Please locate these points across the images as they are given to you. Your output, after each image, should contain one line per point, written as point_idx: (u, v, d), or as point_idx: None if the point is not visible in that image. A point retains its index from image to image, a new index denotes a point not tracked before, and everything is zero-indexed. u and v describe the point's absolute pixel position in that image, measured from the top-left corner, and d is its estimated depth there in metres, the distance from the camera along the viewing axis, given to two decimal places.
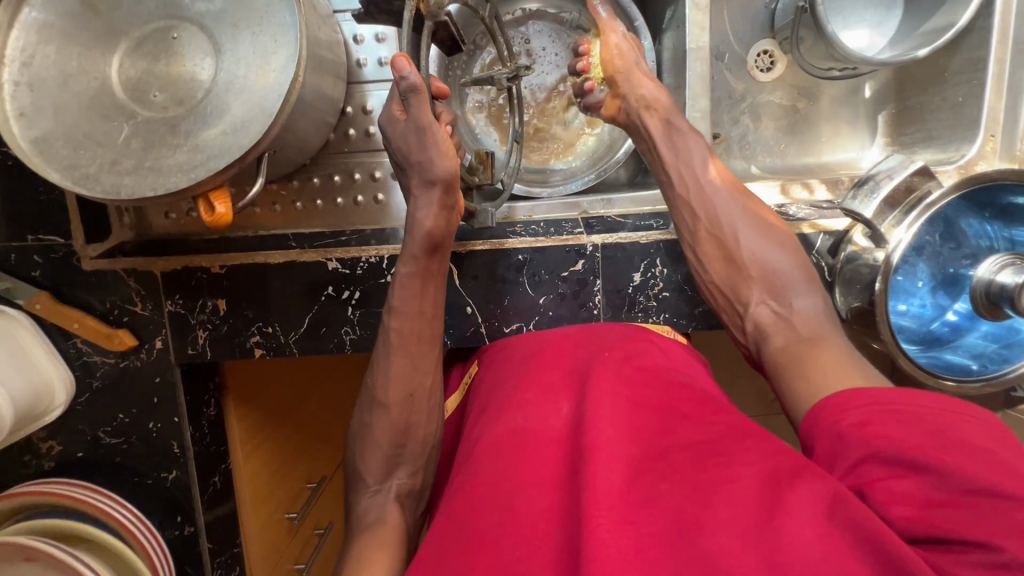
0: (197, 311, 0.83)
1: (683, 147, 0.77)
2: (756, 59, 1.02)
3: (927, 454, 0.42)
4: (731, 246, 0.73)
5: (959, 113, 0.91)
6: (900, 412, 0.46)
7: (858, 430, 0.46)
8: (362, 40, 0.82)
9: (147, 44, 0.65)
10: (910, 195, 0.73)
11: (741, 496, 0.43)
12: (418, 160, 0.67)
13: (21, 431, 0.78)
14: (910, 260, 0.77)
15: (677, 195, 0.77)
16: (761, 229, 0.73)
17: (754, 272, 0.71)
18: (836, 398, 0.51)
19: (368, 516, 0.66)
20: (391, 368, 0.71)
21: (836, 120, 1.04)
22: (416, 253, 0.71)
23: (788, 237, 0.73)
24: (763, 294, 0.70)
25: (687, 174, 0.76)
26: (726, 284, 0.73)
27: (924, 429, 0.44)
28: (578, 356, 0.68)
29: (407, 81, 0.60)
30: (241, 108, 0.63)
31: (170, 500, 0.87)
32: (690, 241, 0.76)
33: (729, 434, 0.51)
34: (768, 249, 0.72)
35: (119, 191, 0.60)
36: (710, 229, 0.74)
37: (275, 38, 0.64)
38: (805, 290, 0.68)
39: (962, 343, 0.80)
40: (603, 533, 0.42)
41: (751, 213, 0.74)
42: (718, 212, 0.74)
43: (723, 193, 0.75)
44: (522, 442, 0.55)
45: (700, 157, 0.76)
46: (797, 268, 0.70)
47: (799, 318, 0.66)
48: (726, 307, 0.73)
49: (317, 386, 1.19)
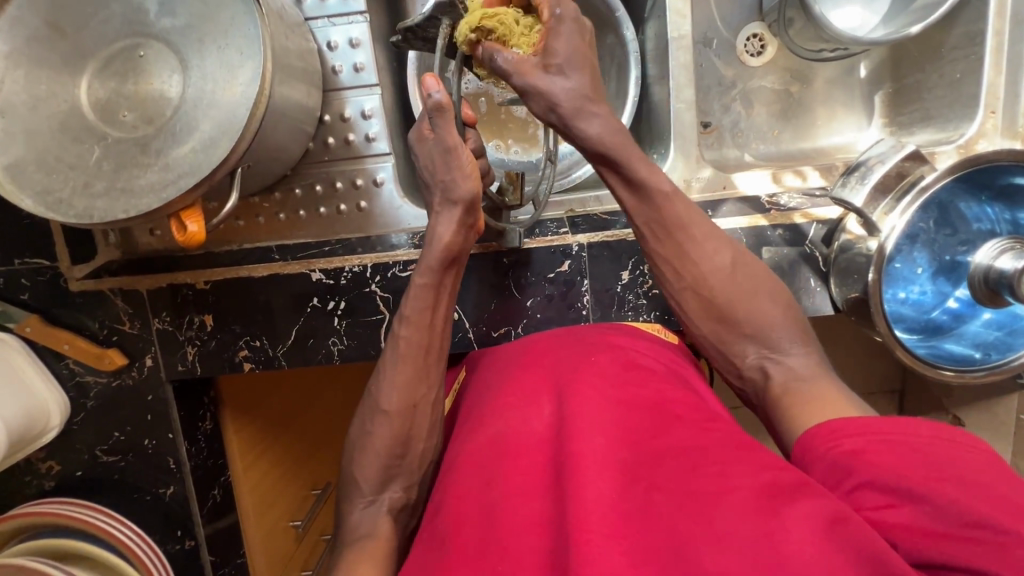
0: (185, 327, 0.83)
1: (653, 207, 0.66)
2: (745, 44, 0.99)
3: (925, 485, 0.39)
4: (720, 303, 0.65)
5: (957, 90, 0.88)
6: (894, 440, 0.43)
7: (851, 458, 0.44)
8: (336, 47, 0.81)
9: (114, 64, 0.64)
10: (902, 180, 0.71)
11: (739, 508, 0.40)
12: (443, 180, 0.67)
13: (15, 457, 0.79)
14: (904, 248, 0.75)
15: (657, 253, 0.68)
16: (750, 279, 0.65)
17: (741, 321, 0.64)
18: (828, 424, 0.48)
19: (358, 529, 0.64)
20: (397, 376, 0.69)
21: (831, 102, 1.01)
22: (433, 264, 0.70)
23: (768, 279, 0.66)
24: (755, 344, 0.63)
25: (667, 230, 0.67)
26: (716, 339, 0.65)
27: (920, 459, 0.41)
28: (564, 357, 0.65)
29: (433, 101, 0.61)
30: (210, 124, 0.62)
31: (170, 515, 0.87)
32: (676, 299, 0.68)
33: (723, 442, 0.49)
34: (757, 302, 0.64)
35: (93, 215, 0.61)
36: (696, 287, 0.66)
37: (240, 51, 0.63)
38: (797, 337, 0.62)
39: (964, 331, 0.77)
40: (595, 551, 0.39)
41: (729, 256, 0.66)
42: (705, 268, 0.66)
43: (712, 248, 0.66)
44: (505, 450, 0.52)
45: (679, 214, 0.66)
46: (783, 313, 0.63)
47: (797, 366, 0.60)
48: (717, 361, 0.66)
49: (315, 396, 1.18)
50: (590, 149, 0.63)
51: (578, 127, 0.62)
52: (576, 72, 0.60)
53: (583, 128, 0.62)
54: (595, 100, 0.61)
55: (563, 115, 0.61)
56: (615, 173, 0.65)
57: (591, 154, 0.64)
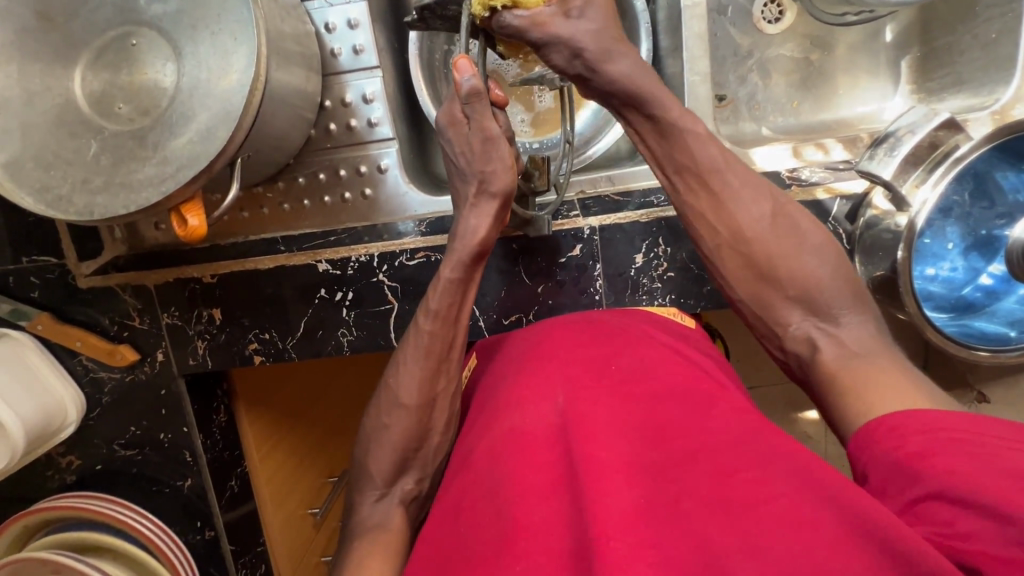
0: (194, 322, 0.83)
1: (681, 150, 0.63)
2: (763, 10, 0.95)
3: (997, 496, 0.36)
4: (762, 263, 0.61)
5: (993, 51, 0.82)
6: (968, 441, 0.41)
7: (917, 461, 0.42)
8: (334, 29, 0.78)
9: (106, 54, 0.62)
10: (934, 151, 0.67)
11: (776, 521, 0.39)
12: (482, 171, 0.65)
13: (34, 454, 0.80)
14: (936, 222, 0.71)
15: (692, 205, 0.64)
16: (792, 233, 0.62)
17: (789, 286, 0.60)
18: (890, 421, 0.47)
19: (368, 522, 0.64)
20: (407, 368, 0.68)
21: (854, 69, 0.96)
22: (464, 258, 0.68)
23: (822, 241, 0.61)
24: (802, 310, 0.60)
25: (702, 181, 0.63)
26: (758, 304, 0.62)
27: (994, 465, 0.39)
28: (586, 344, 0.63)
29: (469, 86, 0.59)
30: (207, 113, 0.60)
31: (190, 506, 0.88)
32: (711, 257, 0.65)
33: (757, 436, 0.47)
34: (802, 261, 0.60)
35: (93, 211, 0.59)
36: (734, 243, 0.63)
37: (233, 36, 0.60)
38: (852, 304, 0.59)
39: (998, 308, 0.74)
40: (619, 560, 0.38)
41: (776, 210, 0.62)
42: (743, 221, 0.62)
43: (750, 198, 0.62)
44: (523, 442, 0.51)
45: (715, 159, 0.62)
46: (836, 278, 0.60)
47: (851, 338, 0.57)
48: (760, 330, 0.63)
49: (329, 384, 1.19)
50: (614, 91, 0.60)
51: (608, 70, 0.59)
52: (596, 15, 0.58)
53: (608, 68, 0.59)
54: (618, 41, 0.59)
55: (590, 60, 0.58)
56: (652, 129, 0.63)
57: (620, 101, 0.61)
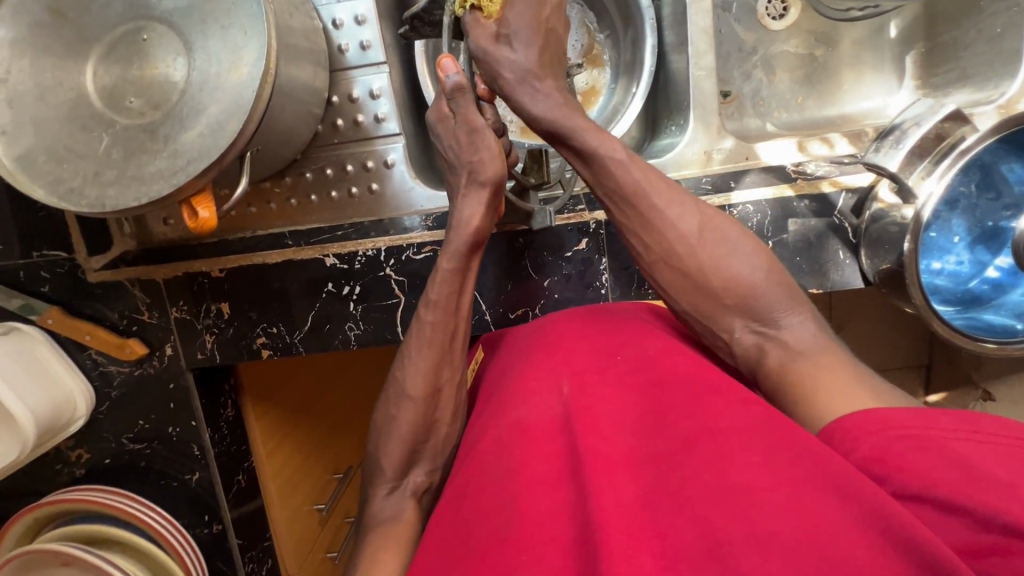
0: (202, 316, 0.83)
1: (608, 174, 0.63)
2: (767, 6, 0.95)
3: (958, 492, 0.36)
4: (695, 275, 0.61)
5: (998, 46, 0.82)
6: (920, 437, 0.41)
7: (874, 464, 0.41)
8: (341, 25, 0.78)
9: (118, 49, 0.63)
10: (941, 142, 0.67)
11: (779, 507, 0.38)
12: (470, 162, 0.65)
13: (45, 446, 0.80)
14: (942, 214, 0.71)
15: (623, 223, 0.65)
16: (721, 242, 0.62)
17: (725, 293, 0.60)
18: (844, 425, 0.46)
19: (381, 514, 0.64)
20: (413, 361, 0.68)
21: (859, 65, 0.96)
22: (460, 248, 0.68)
23: (752, 244, 0.62)
24: (743, 318, 0.60)
25: (629, 201, 0.64)
26: (700, 314, 0.62)
27: (949, 459, 0.39)
28: (589, 340, 0.63)
29: (452, 82, 0.62)
30: (216, 106, 0.61)
31: (197, 500, 0.89)
32: (649, 272, 0.65)
33: (761, 423, 0.46)
34: (734, 269, 0.61)
35: (105, 203, 0.60)
36: (666, 258, 0.63)
37: (243, 30, 0.61)
38: (790, 305, 0.59)
39: (1005, 301, 0.74)
40: (622, 548, 0.38)
41: (701, 221, 0.63)
42: (671, 236, 0.62)
43: (676, 214, 0.63)
44: (527, 436, 0.51)
45: (637, 181, 0.63)
46: (771, 281, 0.60)
47: (793, 339, 0.57)
48: (707, 337, 0.63)
49: (335, 378, 1.20)
50: (541, 129, 0.63)
51: (523, 103, 0.62)
52: (524, 45, 0.60)
53: (527, 103, 0.62)
54: (541, 76, 0.62)
55: (513, 84, 0.62)
56: (576, 157, 0.64)
57: (551, 133, 0.63)
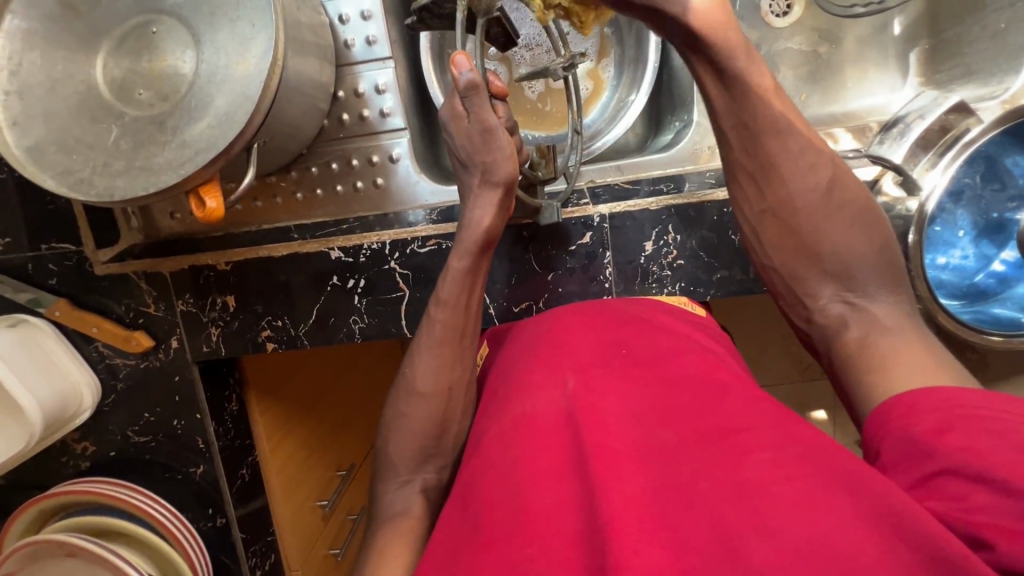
0: (208, 309, 0.84)
1: (748, 107, 0.60)
2: (770, 4, 0.95)
3: (1012, 471, 0.36)
4: (803, 230, 0.61)
5: (1004, 41, 0.83)
6: (985, 419, 0.40)
7: (932, 439, 0.41)
8: (347, 20, 0.79)
9: (128, 42, 0.64)
10: (945, 135, 0.68)
11: (790, 502, 0.38)
12: (483, 162, 0.65)
13: (52, 438, 0.81)
14: (948, 208, 0.71)
15: (739, 164, 0.63)
16: (844, 205, 0.61)
17: (826, 257, 0.60)
18: (910, 399, 0.46)
19: (391, 507, 0.64)
20: (429, 360, 0.68)
21: (862, 62, 0.96)
22: (471, 247, 0.69)
23: (869, 212, 0.61)
24: (834, 284, 0.60)
25: (755, 141, 0.61)
26: (789, 274, 0.63)
27: (1007, 443, 0.38)
28: (593, 333, 0.63)
29: (465, 80, 0.59)
30: (224, 98, 0.61)
31: (203, 494, 0.89)
32: (750, 221, 0.65)
33: (768, 420, 0.46)
34: (849, 231, 0.60)
35: (113, 193, 0.60)
36: (777, 209, 0.62)
37: (252, 23, 0.61)
38: (881, 283, 0.58)
39: (1011, 295, 0.74)
40: (633, 541, 0.37)
41: (836, 172, 0.61)
42: (795, 189, 0.61)
43: (808, 163, 0.61)
44: (531, 430, 0.51)
45: (777, 117, 0.60)
46: (876, 255, 0.59)
47: (883, 314, 0.56)
48: (785, 300, 0.64)
49: (340, 376, 1.20)
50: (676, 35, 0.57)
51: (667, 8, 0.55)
52: None
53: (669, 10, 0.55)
54: None
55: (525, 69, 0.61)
56: (714, 83, 0.60)
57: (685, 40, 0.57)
